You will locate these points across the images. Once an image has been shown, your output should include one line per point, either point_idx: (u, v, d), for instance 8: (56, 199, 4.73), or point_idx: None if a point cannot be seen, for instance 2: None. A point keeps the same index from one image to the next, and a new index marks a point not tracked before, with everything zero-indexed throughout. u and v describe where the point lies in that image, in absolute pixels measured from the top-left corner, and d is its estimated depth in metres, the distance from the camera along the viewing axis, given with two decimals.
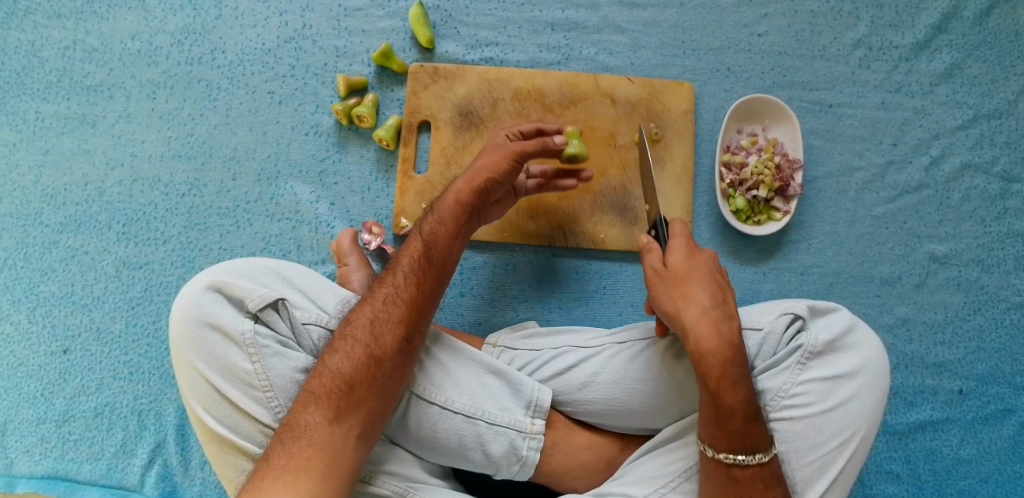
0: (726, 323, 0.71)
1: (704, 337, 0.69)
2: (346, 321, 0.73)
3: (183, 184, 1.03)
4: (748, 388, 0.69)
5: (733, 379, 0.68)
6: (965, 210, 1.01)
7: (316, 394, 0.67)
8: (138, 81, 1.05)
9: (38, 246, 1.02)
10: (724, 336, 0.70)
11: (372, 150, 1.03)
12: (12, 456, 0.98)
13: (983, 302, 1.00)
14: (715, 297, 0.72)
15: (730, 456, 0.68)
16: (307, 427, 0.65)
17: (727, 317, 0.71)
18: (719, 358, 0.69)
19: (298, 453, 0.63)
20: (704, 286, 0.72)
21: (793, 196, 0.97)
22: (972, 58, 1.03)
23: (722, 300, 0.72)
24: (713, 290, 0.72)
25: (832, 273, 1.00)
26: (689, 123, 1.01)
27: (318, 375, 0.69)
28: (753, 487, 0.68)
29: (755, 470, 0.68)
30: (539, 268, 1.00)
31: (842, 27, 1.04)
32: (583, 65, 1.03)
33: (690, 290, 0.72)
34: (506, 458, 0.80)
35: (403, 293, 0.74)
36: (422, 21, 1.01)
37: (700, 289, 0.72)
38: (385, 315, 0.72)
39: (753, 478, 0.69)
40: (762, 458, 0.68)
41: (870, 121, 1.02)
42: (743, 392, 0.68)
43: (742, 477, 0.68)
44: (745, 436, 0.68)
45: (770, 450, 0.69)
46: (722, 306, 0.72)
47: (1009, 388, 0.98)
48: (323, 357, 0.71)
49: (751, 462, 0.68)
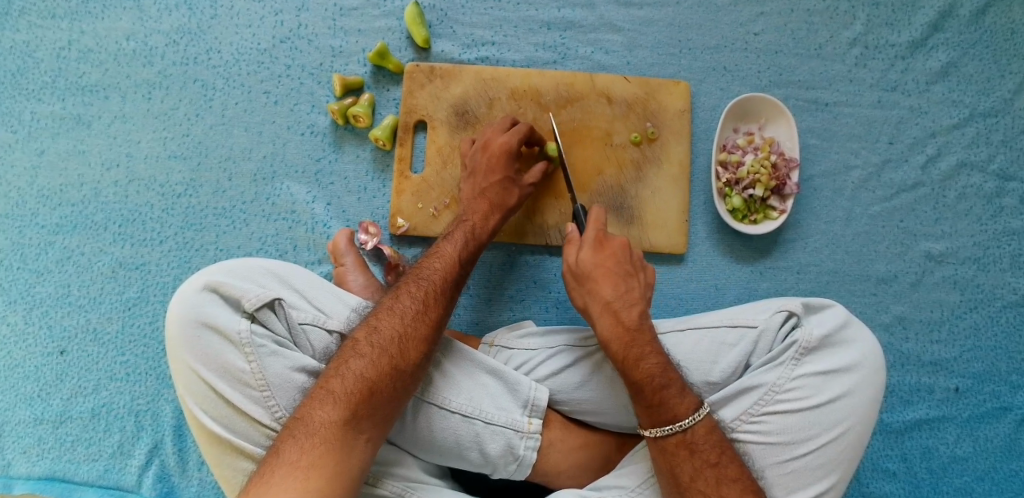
0: (627, 310, 0.79)
1: (605, 327, 0.78)
2: (371, 327, 0.73)
3: (179, 185, 1.03)
4: (655, 363, 0.75)
5: (637, 358, 0.75)
6: (962, 209, 1.01)
7: (335, 395, 0.66)
8: (134, 81, 1.05)
9: (34, 247, 1.02)
10: (622, 321, 0.78)
11: (369, 150, 1.02)
12: (9, 458, 0.98)
13: (979, 300, 1.00)
14: (618, 290, 0.80)
15: (656, 429, 0.73)
16: (321, 424, 0.64)
17: (628, 305, 0.79)
18: (619, 342, 0.77)
19: (311, 451, 0.62)
20: (607, 281, 0.81)
21: (790, 195, 0.97)
22: (968, 56, 1.03)
23: (626, 292, 0.80)
24: (617, 284, 0.80)
25: (828, 272, 1.00)
26: (685, 123, 1.00)
27: (339, 375, 0.68)
28: (679, 455, 0.72)
29: (678, 437, 0.72)
30: (535, 267, 1.00)
31: (838, 26, 1.04)
32: (579, 65, 1.03)
33: (593, 287, 0.81)
34: (504, 458, 0.80)
35: (430, 312, 0.75)
36: (418, 20, 1.01)
37: (603, 284, 0.80)
38: (413, 330, 0.73)
39: (678, 445, 0.72)
40: (683, 425, 0.72)
41: (867, 120, 1.02)
42: (648, 366, 0.75)
43: (668, 447, 0.72)
44: (662, 407, 0.72)
45: (693, 415, 0.72)
46: (624, 296, 0.80)
47: (1006, 386, 0.99)
48: (346, 358, 0.70)
49: (673, 431, 0.72)
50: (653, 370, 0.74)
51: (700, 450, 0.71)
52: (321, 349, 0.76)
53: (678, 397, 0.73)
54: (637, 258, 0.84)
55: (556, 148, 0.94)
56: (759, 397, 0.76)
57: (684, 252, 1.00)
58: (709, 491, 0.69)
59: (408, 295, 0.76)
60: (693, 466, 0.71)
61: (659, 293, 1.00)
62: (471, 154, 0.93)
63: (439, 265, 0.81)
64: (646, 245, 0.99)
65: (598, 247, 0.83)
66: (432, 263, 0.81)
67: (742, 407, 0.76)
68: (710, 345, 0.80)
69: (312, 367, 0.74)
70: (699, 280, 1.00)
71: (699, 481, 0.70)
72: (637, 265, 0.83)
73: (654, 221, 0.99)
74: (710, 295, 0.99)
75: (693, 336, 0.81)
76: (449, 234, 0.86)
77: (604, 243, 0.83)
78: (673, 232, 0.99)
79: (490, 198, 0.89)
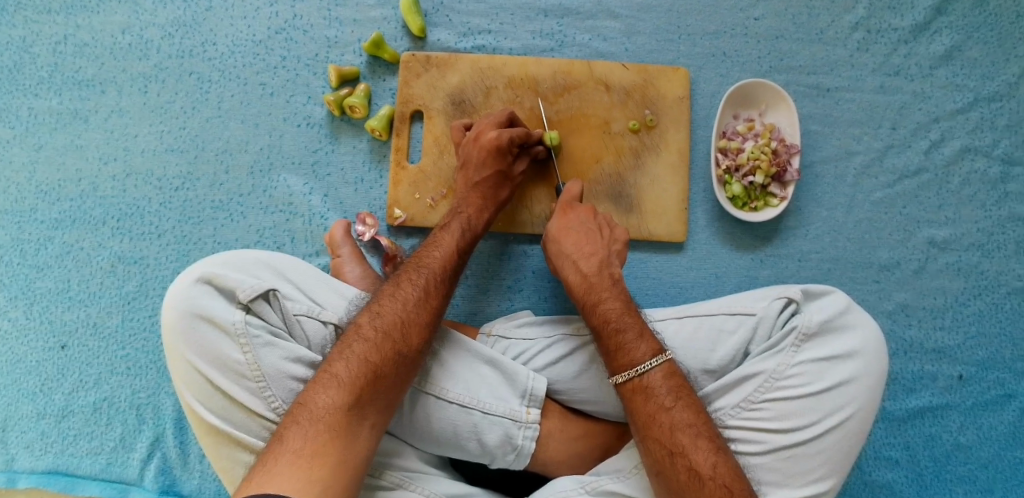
0: (586, 260, 0.85)
1: (568, 277, 0.85)
2: (374, 312, 0.73)
3: (177, 178, 1.02)
4: (609, 307, 0.80)
5: (594, 304, 0.81)
6: (966, 194, 1.00)
7: (339, 379, 0.66)
8: (129, 75, 1.04)
9: (34, 243, 1.02)
10: (580, 271, 0.84)
11: (366, 141, 1.02)
12: (12, 452, 0.99)
13: (983, 287, 0.99)
14: (579, 244, 0.86)
15: (617, 375, 0.75)
16: (325, 410, 0.64)
17: (587, 256, 0.85)
18: (579, 290, 0.83)
19: (316, 439, 0.62)
20: (569, 237, 0.87)
21: (791, 182, 0.96)
22: (972, 40, 1.01)
23: (586, 245, 0.86)
24: (578, 240, 0.86)
25: (830, 259, 0.99)
26: (685, 109, 0.99)
27: (343, 359, 0.68)
28: (635, 401, 0.73)
29: (635, 382, 0.73)
30: (533, 257, 1.00)
31: (839, 10, 1.02)
32: (577, 52, 1.02)
33: (556, 245, 0.87)
34: (502, 447, 0.80)
35: (431, 300, 0.76)
36: (413, 9, 1.00)
37: (564, 242, 0.87)
38: (414, 317, 0.73)
39: (634, 391, 0.73)
40: (640, 369, 0.73)
41: (869, 105, 1.01)
42: (605, 310, 0.80)
43: (627, 394, 0.74)
44: (618, 351, 0.75)
45: (653, 361, 0.74)
46: (583, 249, 0.86)
47: (1010, 374, 0.98)
48: (349, 342, 0.70)
49: (631, 376, 0.74)
50: (608, 313, 0.79)
51: (656, 395, 0.72)
52: (316, 340, 0.76)
53: (635, 341, 0.76)
54: (602, 218, 0.90)
55: (554, 137, 0.94)
56: (760, 384, 0.75)
57: (683, 240, 0.99)
58: (662, 437, 0.69)
59: (409, 283, 0.76)
60: (648, 410, 0.71)
61: (659, 282, 0.99)
62: (463, 145, 0.91)
63: (439, 254, 0.81)
64: (644, 232, 0.98)
65: (564, 212, 0.89)
66: (432, 252, 0.81)
67: (742, 394, 0.76)
68: (709, 332, 0.80)
69: (308, 358, 0.73)
70: (700, 269, 0.99)
71: (654, 427, 0.70)
72: (601, 223, 0.89)
73: (653, 209, 0.98)
74: (710, 283, 0.99)
75: (693, 324, 0.81)
76: (447, 225, 0.86)
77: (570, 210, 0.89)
78: (672, 220, 0.98)
79: (484, 193, 0.89)
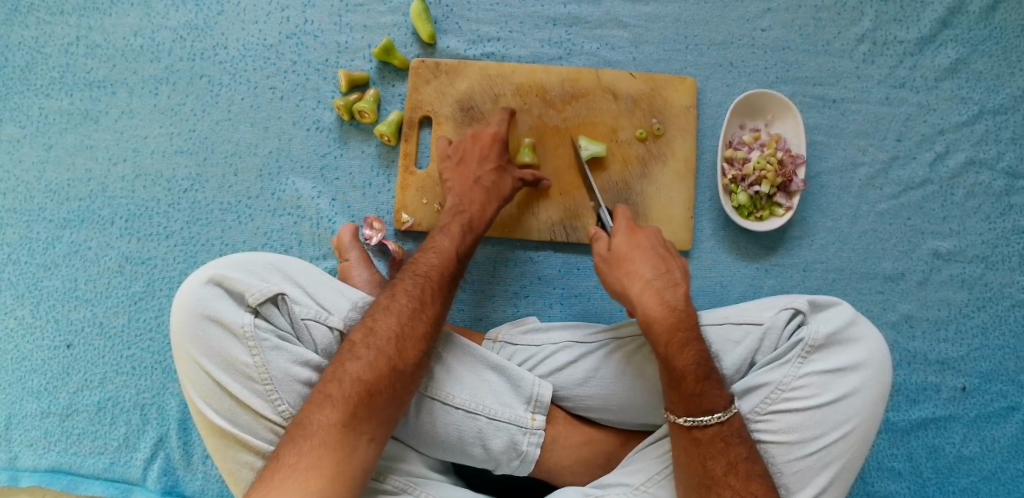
0: (670, 291, 0.77)
1: (648, 307, 0.76)
2: (367, 327, 0.72)
3: (185, 180, 1.03)
4: (697, 350, 0.73)
5: (681, 342, 0.73)
6: (970, 207, 1.00)
7: (333, 398, 0.66)
8: (140, 77, 1.05)
9: (42, 241, 1.03)
10: (667, 302, 0.76)
11: (374, 146, 1.03)
12: (15, 450, 0.99)
13: (987, 299, 0.99)
14: (659, 271, 0.79)
15: (692, 418, 0.71)
16: (320, 427, 0.64)
17: (671, 286, 0.78)
18: (665, 323, 0.75)
19: (311, 455, 0.63)
20: (646, 262, 0.80)
21: (796, 192, 0.96)
22: (977, 53, 1.02)
23: (666, 273, 0.79)
24: (657, 266, 0.80)
25: (834, 269, 1.00)
26: (691, 119, 1.00)
27: (337, 379, 0.67)
28: (715, 447, 0.70)
29: (715, 429, 0.70)
30: (539, 263, 1.00)
31: (846, 22, 1.03)
32: (584, 60, 1.03)
33: (631, 268, 0.80)
34: (506, 453, 0.80)
35: (427, 310, 0.75)
36: (423, 16, 1.01)
37: (642, 265, 0.80)
38: (410, 330, 0.72)
39: (712, 437, 0.70)
40: (722, 417, 0.71)
41: (874, 117, 1.02)
42: (691, 352, 0.73)
43: (703, 438, 0.70)
44: (701, 397, 0.71)
45: (730, 410, 0.71)
46: (665, 277, 0.79)
47: (1013, 386, 0.98)
48: (343, 361, 0.69)
49: (712, 422, 0.70)
50: (696, 355, 0.73)
51: (734, 443, 0.70)
52: (323, 344, 0.76)
53: (717, 389, 0.72)
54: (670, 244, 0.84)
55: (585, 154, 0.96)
56: (766, 395, 0.75)
57: (689, 249, 1.00)
58: (738, 486, 0.68)
59: (404, 294, 0.75)
60: (726, 459, 0.69)
61: None
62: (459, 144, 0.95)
63: (436, 260, 0.81)
64: None
65: (632, 233, 0.84)
66: (428, 259, 0.81)
67: (750, 405, 0.76)
68: (715, 342, 0.79)
69: (314, 362, 0.74)
70: (704, 277, 1.00)
71: (732, 474, 0.69)
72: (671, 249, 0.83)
73: (659, 217, 0.99)
74: (715, 292, 0.99)
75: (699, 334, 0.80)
76: (444, 226, 0.86)
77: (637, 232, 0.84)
78: (678, 228, 0.99)
79: (485, 186, 0.91)
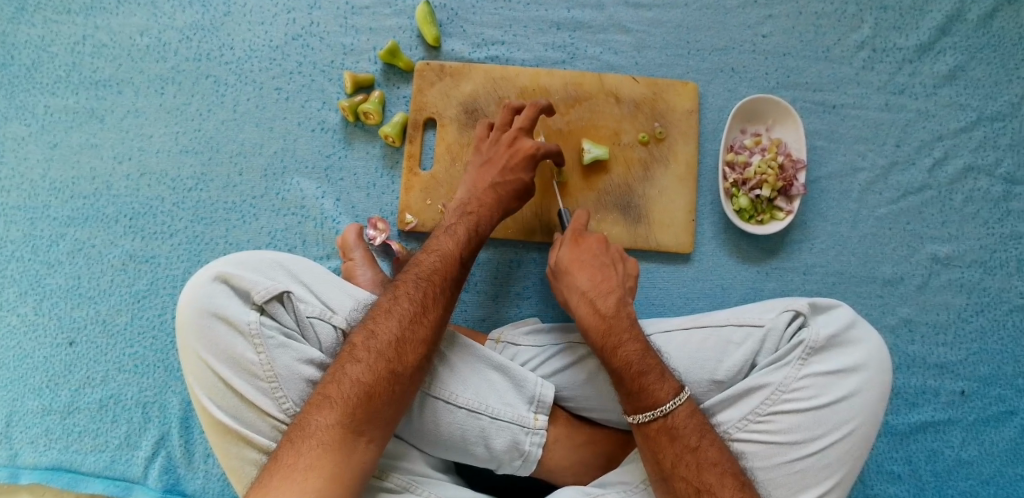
0: (602, 299, 0.82)
1: (583, 317, 0.81)
2: (368, 331, 0.72)
3: (190, 179, 1.04)
4: (633, 350, 0.77)
5: (614, 346, 0.78)
6: (969, 211, 1.01)
7: (332, 400, 0.67)
8: (146, 76, 1.06)
9: (46, 239, 1.03)
10: (598, 310, 0.81)
11: (378, 147, 1.03)
12: (16, 447, 0.99)
13: (986, 303, 1.00)
14: (594, 280, 0.84)
15: (639, 416, 0.74)
16: (318, 428, 0.65)
17: (604, 293, 0.82)
18: (596, 329, 0.80)
19: (309, 455, 0.63)
20: (584, 272, 0.85)
21: (797, 196, 0.98)
22: (976, 60, 1.03)
23: (603, 281, 0.84)
24: (593, 274, 0.84)
25: (834, 273, 1.00)
26: (693, 123, 1.01)
27: (336, 381, 0.68)
28: (659, 440, 0.72)
29: (660, 422, 0.73)
30: (543, 266, 1.01)
31: (846, 29, 1.04)
32: (588, 65, 1.04)
33: (571, 280, 0.85)
34: (509, 453, 0.80)
35: (429, 314, 0.75)
36: (428, 19, 1.02)
37: (580, 275, 0.84)
38: (411, 333, 0.73)
39: (659, 431, 0.73)
40: (664, 410, 0.73)
41: (874, 122, 1.03)
42: (627, 352, 0.77)
43: (650, 432, 0.73)
44: (641, 393, 0.74)
45: (678, 399, 0.73)
46: (600, 285, 0.83)
47: (1011, 390, 0.99)
48: (343, 364, 0.70)
49: (656, 415, 0.73)
50: (631, 356, 0.76)
51: (681, 435, 0.72)
52: (328, 343, 0.76)
53: (658, 383, 0.74)
54: (614, 249, 0.88)
55: (591, 157, 0.96)
56: (767, 396, 0.76)
57: (690, 252, 1.00)
58: (690, 477, 0.70)
59: (406, 296, 0.76)
60: (674, 451, 0.71)
61: (665, 292, 1.00)
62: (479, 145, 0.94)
63: (438, 263, 0.80)
64: (651, 243, 1.00)
65: (576, 244, 0.88)
66: (430, 262, 0.80)
67: (749, 406, 0.76)
68: (717, 343, 0.80)
69: (319, 360, 0.74)
70: (705, 280, 1.00)
71: (681, 467, 0.70)
72: (615, 257, 0.87)
73: (662, 220, 1.00)
74: (716, 295, 1.00)
75: (700, 334, 0.81)
76: (452, 227, 0.86)
77: (581, 239, 0.88)
78: (679, 231, 1.00)
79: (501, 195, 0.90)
